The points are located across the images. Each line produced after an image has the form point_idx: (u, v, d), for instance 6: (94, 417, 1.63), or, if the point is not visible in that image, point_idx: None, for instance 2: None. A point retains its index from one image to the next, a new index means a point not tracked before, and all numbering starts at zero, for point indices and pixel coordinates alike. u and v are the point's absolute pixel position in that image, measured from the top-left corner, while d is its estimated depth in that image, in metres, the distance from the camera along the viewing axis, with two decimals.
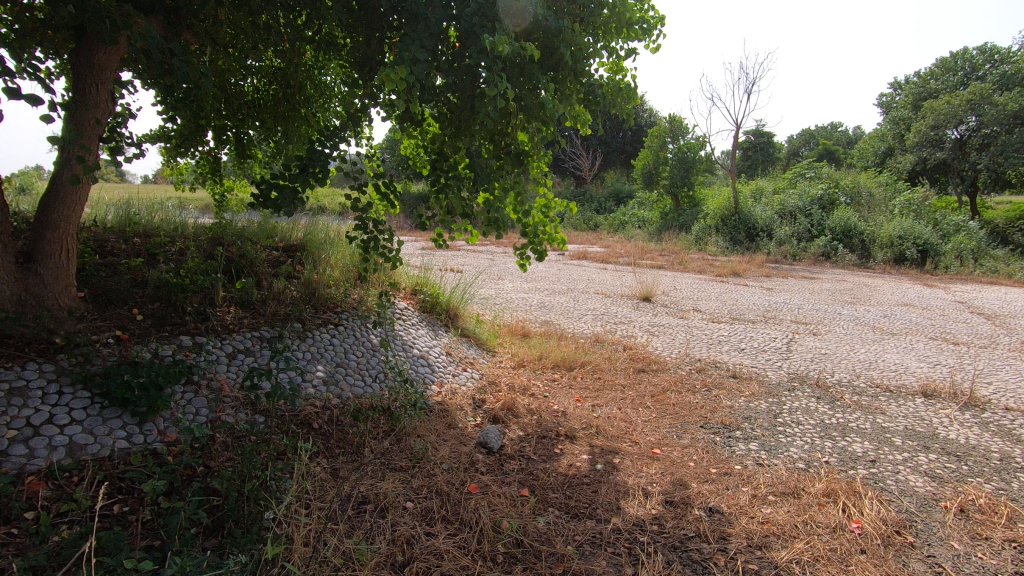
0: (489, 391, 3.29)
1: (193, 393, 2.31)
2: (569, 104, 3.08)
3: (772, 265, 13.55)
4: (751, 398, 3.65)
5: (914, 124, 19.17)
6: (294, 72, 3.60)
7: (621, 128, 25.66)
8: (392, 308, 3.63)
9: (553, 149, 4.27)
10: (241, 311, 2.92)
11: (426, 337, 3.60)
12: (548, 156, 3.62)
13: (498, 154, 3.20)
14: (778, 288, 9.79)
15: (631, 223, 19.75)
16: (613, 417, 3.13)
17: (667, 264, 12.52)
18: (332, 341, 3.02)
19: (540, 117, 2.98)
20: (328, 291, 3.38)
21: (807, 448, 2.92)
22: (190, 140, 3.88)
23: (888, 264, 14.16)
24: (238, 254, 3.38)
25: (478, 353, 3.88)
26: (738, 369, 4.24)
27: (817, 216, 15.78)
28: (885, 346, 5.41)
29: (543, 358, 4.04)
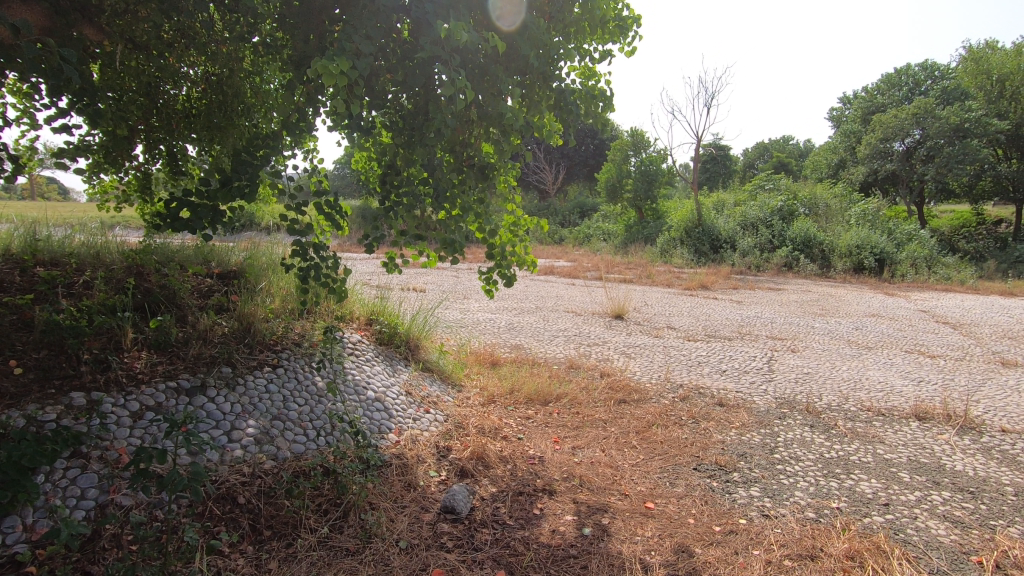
0: (455, 437, 2.88)
1: (81, 468, 1.84)
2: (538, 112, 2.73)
3: (738, 277, 13.58)
4: (742, 430, 3.35)
5: (865, 137, 19.79)
6: (233, 82, 3.10)
7: (583, 141, 25.73)
8: (341, 342, 3.19)
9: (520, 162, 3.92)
10: (155, 356, 2.45)
11: (382, 374, 3.18)
12: (516, 170, 3.27)
13: (457, 168, 2.84)
14: (748, 300, 9.71)
15: (596, 236, 19.68)
16: (596, 462, 2.78)
17: (636, 277, 12.37)
18: (268, 387, 2.56)
19: (506, 126, 2.63)
20: (267, 325, 2.92)
21: (813, 490, 2.62)
22: (113, 152, 3.25)
23: (847, 273, 14.42)
24: (158, 285, 2.90)
25: (442, 389, 3.47)
26: (724, 396, 3.96)
27: (779, 227, 15.99)
28: (865, 363, 5.24)
29: (514, 391, 3.67)
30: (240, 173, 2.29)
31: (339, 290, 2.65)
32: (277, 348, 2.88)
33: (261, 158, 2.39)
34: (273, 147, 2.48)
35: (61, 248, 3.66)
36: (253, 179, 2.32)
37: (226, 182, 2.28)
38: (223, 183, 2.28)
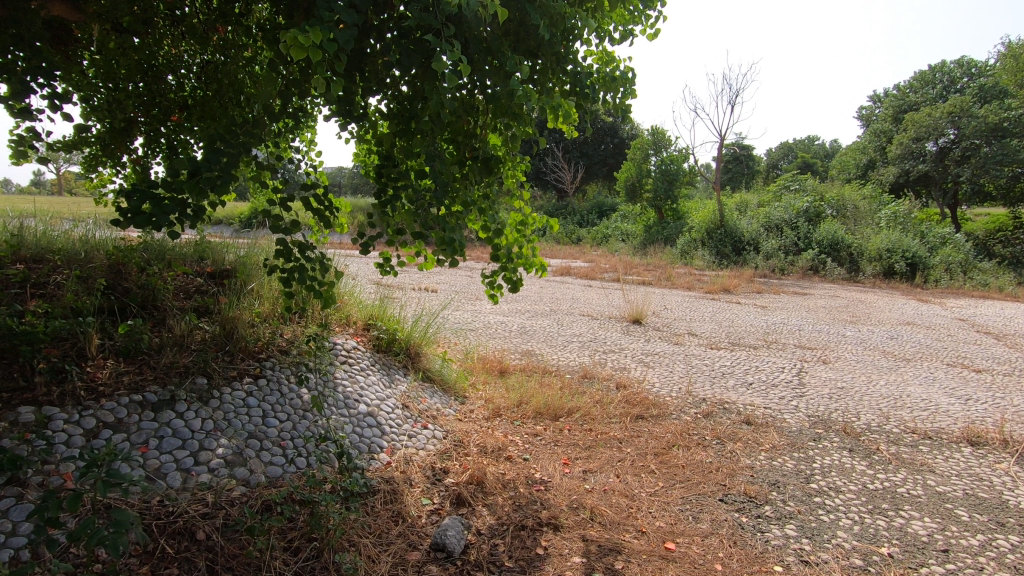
0: (453, 457, 2.62)
1: (16, 498, 1.61)
2: (550, 98, 2.44)
3: (762, 280, 13.12)
4: (773, 453, 3.03)
5: (896, 136, 19.07)
6: (227, 71, 2.78)
7: (602, 140, 25.31)
8: (332, 350, 2.95)
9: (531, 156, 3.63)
10: (123, 364, 2.23)
11: (376, 385, 2.92)
12: (525, 164, 3.00)
13: (459, 161, 2.56)
14: (774, 305, 9.29)
15: (614, 237, 19.29)
16: (610, 490, 2.48)
17: (655, 279, 12.01)
18: (246, 401, 2.32)
19: (512, 113, 2.35)
20: (251, 330, 2.69)
21: (857, 530, 2.29)
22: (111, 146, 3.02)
23: (877, 278, 13.86)
24: (138, 286, 2.69)
25: (443, 401, 3.21)
26: (751, 413, 3.63)
27: (804, 229, 15.45)
28: (904, 377, 4.85)
29: (522, 405, 3.39)
30: (211, 161, 2.03)
31: (326, 296, 2.38)
32: (262, 355, 2.64)
33: (238, 146, 2.14)
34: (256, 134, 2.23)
35: (47, 244, 3.49)
36: (227, 168, 2.06)
37: (194, 171, 2.02)
38: (191, 172, 2.02)
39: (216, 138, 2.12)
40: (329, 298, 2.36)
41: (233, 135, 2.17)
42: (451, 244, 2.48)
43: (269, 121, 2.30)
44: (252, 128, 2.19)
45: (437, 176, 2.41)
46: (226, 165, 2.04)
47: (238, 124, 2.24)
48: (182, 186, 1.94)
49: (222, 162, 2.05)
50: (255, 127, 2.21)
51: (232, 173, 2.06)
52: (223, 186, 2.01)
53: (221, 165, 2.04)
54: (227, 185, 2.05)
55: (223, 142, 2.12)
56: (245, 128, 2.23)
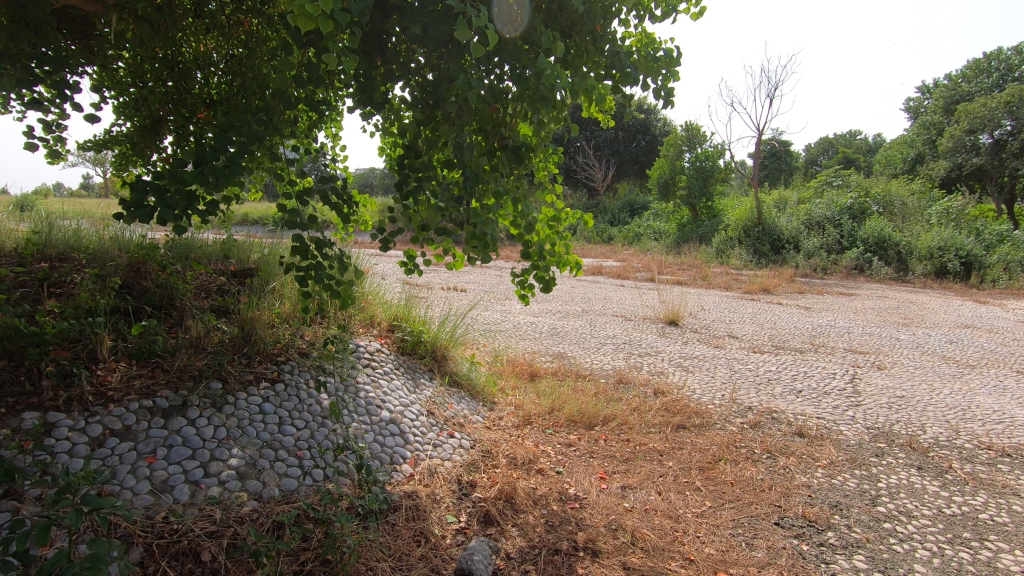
0: (481, 469, 2.44)
1: (12, 514, 1.50)
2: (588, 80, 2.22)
3: (803, 280, 12.58)
4: (831, 470, 2.75)
5: (948, 129, 18.10)
6: (253, 65, 2.58)
7: (634, 137, 24.82)
8: (355, 353, 2.81)
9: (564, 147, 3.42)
10: (135, 367, 2.12)
11: (400, 389, 2.77)
12: (558, 155, 2.79)
13: (488, 152, 2.38)
14: (818, 306, 8.84)
15: (647, 235, 18.87)
16: (651, 509, 2.27)
17: (690, 279, 11.63)
18: (262, 407, 2.19)
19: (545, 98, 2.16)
20: (271, 331, 2.56)
21: (936, 563, 2.02)
22: (143, 145, 2.97)
23: (927, 278, 13.14)
24: (156, 284, 2.59)
25: (471, 406, 3.04)
26: (803, 424, 3.35)
27: (848, 226, 14.77)
28: (970, 385, 4.46)
29: (554, 412, 3.20)
30: (218, 150, 1.89)
31: (344, 295, 2.23)
32: (282, 358, 2.51)
33: (248, 135, 2.00)
34: (271, 123, 2.09)
35: (74, 242, 3.46)
36: (236, 158, 1.92)
37: (200, 161, 1.88)
38: (197, 163, 1.89)
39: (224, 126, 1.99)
40: (348, 297, 2.21)
41: (243, 123, 2.03)
42: (482, 240, 2.30)
43: (283, 109, 2.16)
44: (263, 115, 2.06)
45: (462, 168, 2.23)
46: (234, 155, 1.90)
47: (249, 112, 2.10)
48: (184, 176, 1.80)
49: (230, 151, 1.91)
50: (268, 115, 2.07)
51: (240, 163, 1.92)
52: (229, 176, 1.87)
53: (228, 155, 1.90)
54: (234, 175, 1.91)
55: (233, 130, 1.98)
56: (257, 116, 2.10)
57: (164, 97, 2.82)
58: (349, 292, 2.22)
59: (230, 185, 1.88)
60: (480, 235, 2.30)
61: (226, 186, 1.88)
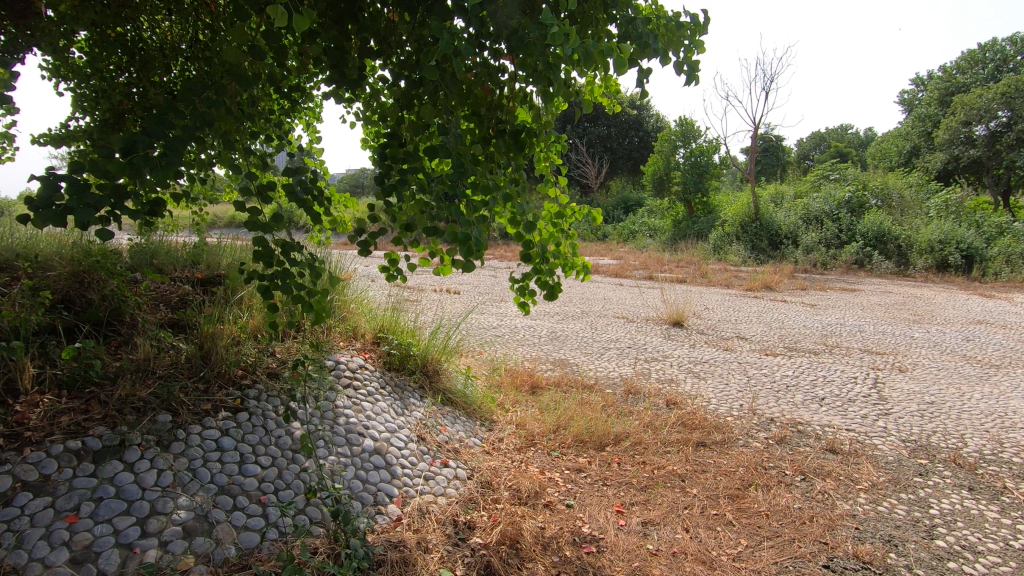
0: (481, 506, 2.11)
1: None
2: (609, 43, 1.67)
3: (803, 276, 12.32)
4: (874, 494, 2.45)
5: (944, 121, 17.91)
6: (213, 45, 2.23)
7: (627, 133, 24.52)
8: (333, 372, 2.45)
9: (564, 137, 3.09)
10: (64, 399, 1.77)
11: (387, 412, 2.43)
12: (562, 142, 2.46)
13: (483, 139, 2.04)
14: (823, 303, 8.57)
15: (642, 232, 18.59)
16: (679, 552, 1.95)
17: (689, 276, 11.35)
18: (220, 443, 1.84)
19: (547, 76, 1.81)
20: (234, 350, 2.21)
21: None
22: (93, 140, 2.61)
23: (928, 272, 12.93)
24: (103, 297, 2.25)
25: (467, 428, 2.71)
26: (833, 438, 3.04)
27: (847, 221, 14.55)
28: (1001, 388, 4.17)
29: (560, 431, 2.88)
30: (153, 134, 1.52)
31: (316, 306, 1.87)
32: (249, 380, 2.16)
33: (194, 117, 1.65)
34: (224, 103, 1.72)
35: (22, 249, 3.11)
36: (176, 144, 1.54)
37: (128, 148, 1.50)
38: (125, 151, 1.50)
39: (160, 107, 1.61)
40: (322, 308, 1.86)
41: (186, 104, 1.67)
42: (464, 243, 1.88)
43: (238, 88, 1.81)
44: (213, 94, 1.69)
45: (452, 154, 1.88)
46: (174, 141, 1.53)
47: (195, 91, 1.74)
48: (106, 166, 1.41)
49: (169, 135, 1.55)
50: (219, 93, 1.71)
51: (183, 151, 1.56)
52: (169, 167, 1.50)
53: (168, 141, 1.53)
54: (175, 164, 1.54)
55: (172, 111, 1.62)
56: (205, 96, 1.74)
57: (113, 83, 2.46)
58: (321, 303, 1.86)
59: (171, 177, 1.51)
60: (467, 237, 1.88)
61: (166, 179, 1.51)
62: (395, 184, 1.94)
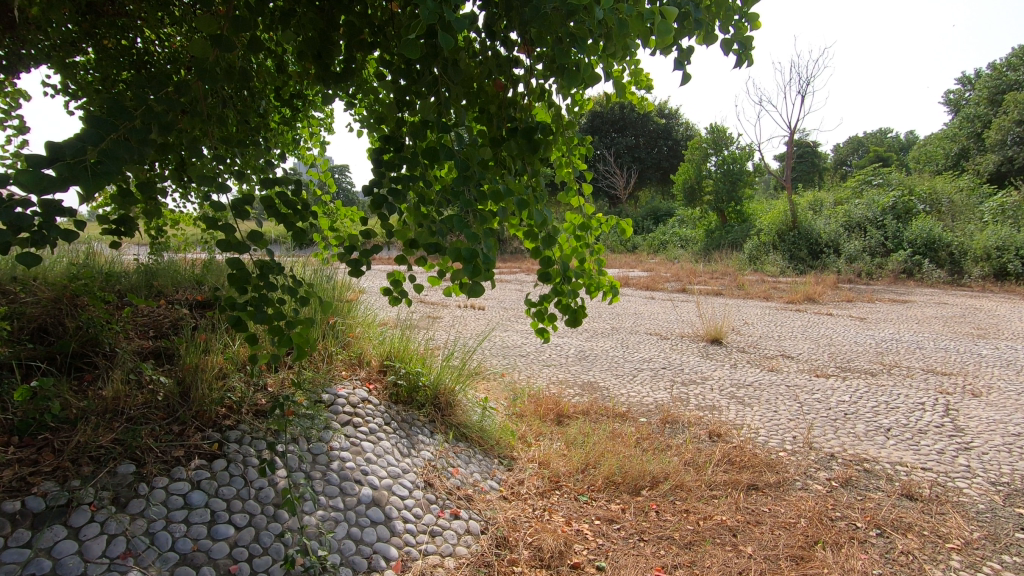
0: (496, 570, 1.79)
1: None
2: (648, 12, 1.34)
3: (848, 287, 11.65)
4: (970, 556, 2.03)
5: (996, 120, 16.89)
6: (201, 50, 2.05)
7: (655, 142, 24.06)
8: (331, 408, 2.18)
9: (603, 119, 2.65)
10: (13, 448, 1.55)
11: (390, 451, 2.15)
12: (584, 143, 2.15)
13: (494, 140, 1.76)
14: (874, 316, 7.97)
15: (673, 243, 18.06)
16: None
17: (725, 289, 10.82)
18: (188, 499, 1.58)
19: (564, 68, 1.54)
20: (218, 384, 1.98)
21: None
22: None
23: (986, 280, 12.06)
24: (79, 326, 2.06)
25: (483, 467, 2.41)
26: (909, 480, 2.62)
27: (893, 227, 13.78)
28: None
29: (588, 470, 2.55)
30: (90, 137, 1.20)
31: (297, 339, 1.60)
32: (233, 419, 1.91)
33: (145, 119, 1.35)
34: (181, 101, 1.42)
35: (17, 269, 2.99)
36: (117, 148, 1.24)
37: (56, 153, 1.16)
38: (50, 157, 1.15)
39: (110, 107, 1.32)
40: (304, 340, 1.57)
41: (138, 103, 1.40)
42: (468, 261, 1.48)
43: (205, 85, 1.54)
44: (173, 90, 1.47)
45: (455, 156, 1.59)
46: (112, 147, 1.21)
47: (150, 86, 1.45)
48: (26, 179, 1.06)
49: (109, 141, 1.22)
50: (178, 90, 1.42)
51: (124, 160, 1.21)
52: (97, 180, 1.15)
53: (105, 146, 1.20)
54: (113, 176, 1.20)
55: (121, 111, 1.30)
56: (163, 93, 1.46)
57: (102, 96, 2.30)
58: (303, 335, 1.58)
59: (102, 190, 1.15)
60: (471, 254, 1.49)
61: (96, 194, 1.16)
62: (390, 192, 1.65)
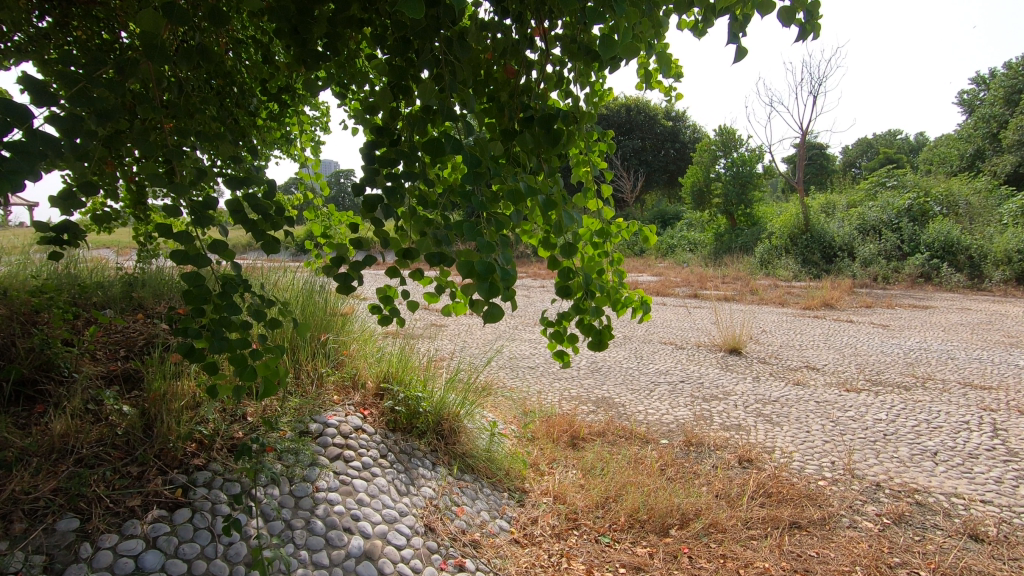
0: None
1: None
2: None
3: (865, 292, 11.30)
4: None
5: (1014, 120, 16.48)
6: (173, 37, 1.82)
7: (663, 145, 23.75)
8: (319, 440, 1.92)
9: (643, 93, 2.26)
10: None
11: (386, 490, 1.88)
12: (603, 137, 1.89)
13: (507, 133, 1.49)
14: (897, 323, 7.65)
15: (682, 247, 17.77)
16: None
17: (738, 294, 10.51)
18: (139, 563, 1.32)
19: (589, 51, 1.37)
20: (188, 415, 1.73)
21: None
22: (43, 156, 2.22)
23: (1008, 284, 11.68)
24: (35, 348, 1.83)
25: (491, 504, 2.15)
26: (971, 517, 2.33)
27: (909, 230, 13.43)
28: None
29: (609, 505, 2.29)
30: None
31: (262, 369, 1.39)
32: (202, 456, 1.65)
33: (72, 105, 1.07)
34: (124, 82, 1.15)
35: None
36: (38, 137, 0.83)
37: None
38: None
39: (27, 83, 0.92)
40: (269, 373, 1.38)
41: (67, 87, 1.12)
42: (483, 277, 1.07)
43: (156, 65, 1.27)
44: (113, 72, 1.17)
45: (462, 149, 1.30)
46: (26, 140, 0.81)
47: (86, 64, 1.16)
48: None
49: (28, 131, 0.82)
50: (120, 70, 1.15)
51: (45, 160, 0.82)
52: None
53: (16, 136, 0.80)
54: (26, 179, 0.79)
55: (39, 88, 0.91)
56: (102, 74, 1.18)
57: None
58: (268, 365, 1.37)
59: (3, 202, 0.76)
60: (490, 264, 1.09)
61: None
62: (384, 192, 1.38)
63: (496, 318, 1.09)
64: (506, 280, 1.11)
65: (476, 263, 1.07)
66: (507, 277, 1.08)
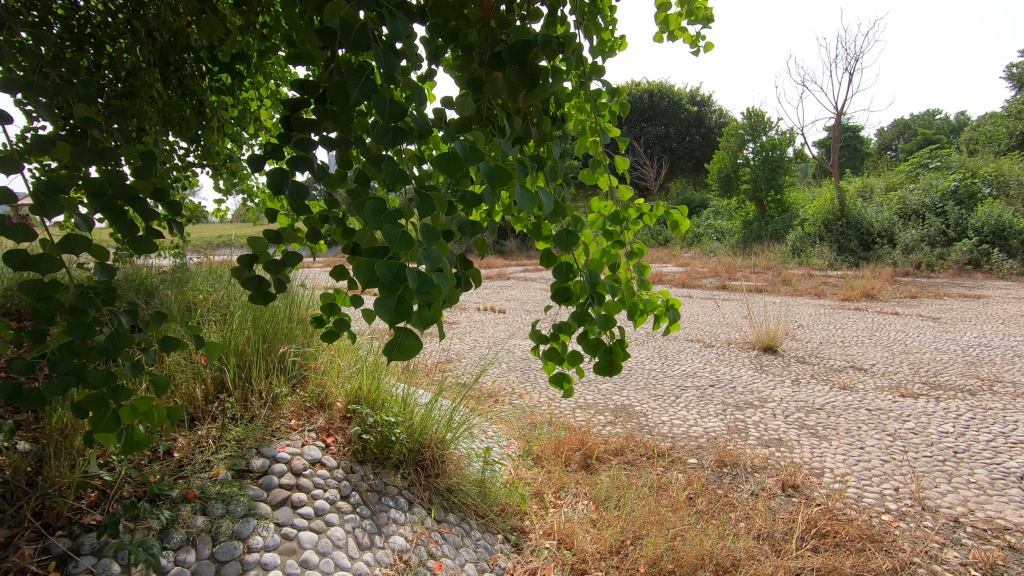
0: None
1: None
2: None
3: (907, 280, 10.54)
4: None
5: None
6: None
7: (687, 131, 22.94)
8: (261, 481, 1.55)
9: (669, 37, 1.79)
10: None
11: (343, 544, 1.50)
12: (607, 93, 1.45)
13: (473, 83, 1.08)
14: (947, 315, 6.99)
15: (709, 236, 17.09)
16: None
17: (769, 284, 9.90)
18: None
19: None
20: (90, 456, 1.38)
21: None
22: None
23: None
24: None
25: (479, 553, 1.76)
26: None
27: (955, 214, 12.54)
28: None
29: (624, 552, 1.88)
30: None
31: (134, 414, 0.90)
32: (99, 512, 1.30)
33: None
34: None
35: None
36: None
37: None
38: None
39: None
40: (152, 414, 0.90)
41: None
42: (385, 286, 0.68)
43: None
44: None
45: (377, 94, 0.85)
46: None
47: None
48: None
49: None
50: None
51: None
52: None
53: None
54: None
55: None
56: None
57: None
58: (137, 408, 0.88)
59: None
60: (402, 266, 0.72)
61: None
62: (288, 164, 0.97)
63: (409, 354, 0.71)
64: (425, 292, 0.73)
65: (376, 267, 0.69)
66: (426, 288, 0.70)
